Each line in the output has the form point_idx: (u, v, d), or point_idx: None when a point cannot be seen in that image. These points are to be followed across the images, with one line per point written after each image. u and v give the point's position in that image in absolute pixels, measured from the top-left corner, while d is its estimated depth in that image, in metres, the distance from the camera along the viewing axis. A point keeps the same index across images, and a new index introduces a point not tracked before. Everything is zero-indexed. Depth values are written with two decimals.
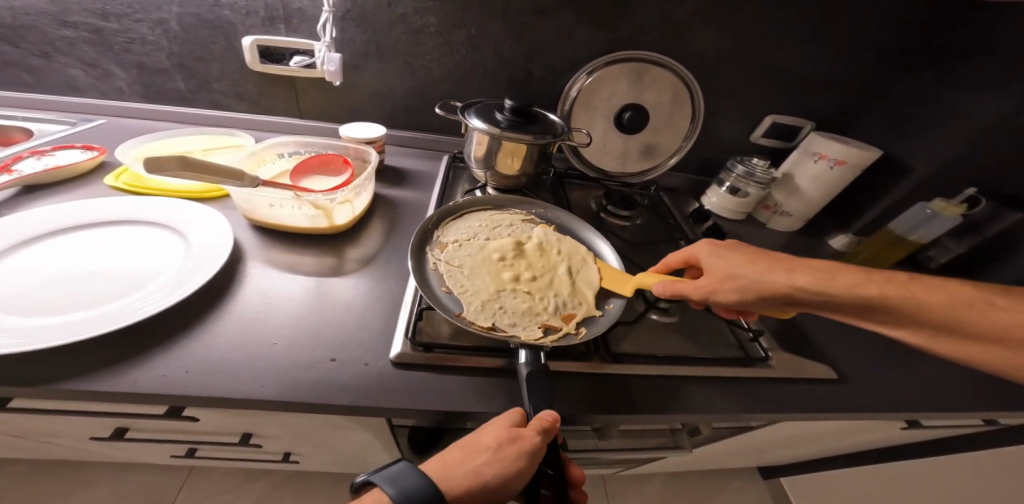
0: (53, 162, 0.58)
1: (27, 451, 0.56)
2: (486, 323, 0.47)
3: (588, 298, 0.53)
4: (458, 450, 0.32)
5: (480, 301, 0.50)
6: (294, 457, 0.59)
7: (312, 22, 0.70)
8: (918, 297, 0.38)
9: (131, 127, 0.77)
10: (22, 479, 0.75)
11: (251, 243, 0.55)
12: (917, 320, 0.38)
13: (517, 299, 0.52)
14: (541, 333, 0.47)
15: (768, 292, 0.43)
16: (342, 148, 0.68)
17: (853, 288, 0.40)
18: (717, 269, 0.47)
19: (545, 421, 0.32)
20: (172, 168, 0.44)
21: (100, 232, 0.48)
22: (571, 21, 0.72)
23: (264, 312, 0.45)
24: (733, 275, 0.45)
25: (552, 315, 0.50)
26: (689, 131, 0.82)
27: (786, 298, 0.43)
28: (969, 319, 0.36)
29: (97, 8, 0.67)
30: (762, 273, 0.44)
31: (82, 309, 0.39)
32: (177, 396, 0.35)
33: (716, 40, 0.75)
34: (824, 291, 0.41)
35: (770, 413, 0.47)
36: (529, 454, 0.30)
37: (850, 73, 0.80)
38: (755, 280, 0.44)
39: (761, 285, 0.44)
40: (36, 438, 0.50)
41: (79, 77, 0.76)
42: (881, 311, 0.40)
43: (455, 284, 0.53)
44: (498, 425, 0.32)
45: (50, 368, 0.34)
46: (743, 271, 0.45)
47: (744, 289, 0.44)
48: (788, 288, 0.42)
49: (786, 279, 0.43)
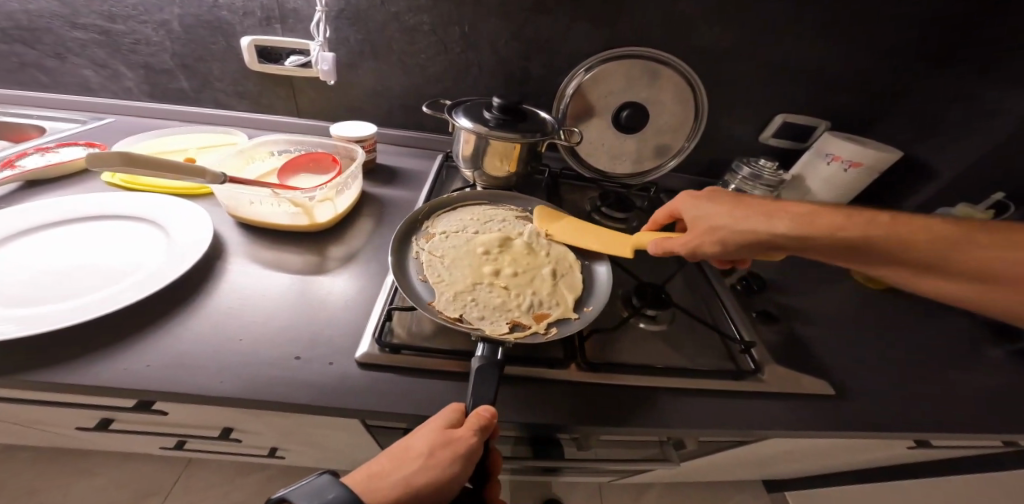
0: (55, 157, 0.60)
1: (26, 437, 0.58)
2: (454, 313, 0.47)
3: (567, 300, 0.52)
4: (388, 457, 0.30)
5: (453, 291, 0.50)
6: (280, 454, 0.59)
7: (307, 22, 0.71)
8: (913, 234, 0.37)
9: (138, 125, 0.80)
10: (33, 466, 0.78)
11: (236, 239, 0.56)
12: (909, 261, 0.38)
13: (491, 293, 0.51)
14: (507, 329, 0.45)
15: (745, 240, 0.45)
16: (332, 146, 0.69)
17: (843, 228, 0.40)
18: (700, 222, 0.48)
19: (483, 418, 0.31)
20: (114, 164, 0.41)
21: (100, 226, 0.51)
22: (566, 18, 0.70)
23: (237, 309, 0.45)
24: (711, 225, 0.47)
25: (524, 313, 0.49)
26: (691, 132, 0.79)
27: (769, 245, 0.44)
28: (963, 260, 0.35)
29: (105, 10, 0.70)
30: (739, 221, 0.45)
31: (56, 303, 0.40)
32: (131, 389, 0.35)
33: (718, 37, 0.72)
34: (808, 233, 0.41)
35: (757, 430, 0.45)
36: (464, 457, 0.29)
37: (866, 70, 0.75)
38: (730, 229, 0.45)
39: (738, 233, 0.45)
40: (31, 426, 0.51)
41: (91, 77, 0.78)
42: (869, 251, 0.39)
43: (433, 274, 0.53)
44: (432, 427, 0.31)
45: (18, 359, 0.35)
46: (723, 223, 0.46)
47: (722, 238, 0.46)
48: (766, 235, 0.43)
49: (766, 225, 0.43)
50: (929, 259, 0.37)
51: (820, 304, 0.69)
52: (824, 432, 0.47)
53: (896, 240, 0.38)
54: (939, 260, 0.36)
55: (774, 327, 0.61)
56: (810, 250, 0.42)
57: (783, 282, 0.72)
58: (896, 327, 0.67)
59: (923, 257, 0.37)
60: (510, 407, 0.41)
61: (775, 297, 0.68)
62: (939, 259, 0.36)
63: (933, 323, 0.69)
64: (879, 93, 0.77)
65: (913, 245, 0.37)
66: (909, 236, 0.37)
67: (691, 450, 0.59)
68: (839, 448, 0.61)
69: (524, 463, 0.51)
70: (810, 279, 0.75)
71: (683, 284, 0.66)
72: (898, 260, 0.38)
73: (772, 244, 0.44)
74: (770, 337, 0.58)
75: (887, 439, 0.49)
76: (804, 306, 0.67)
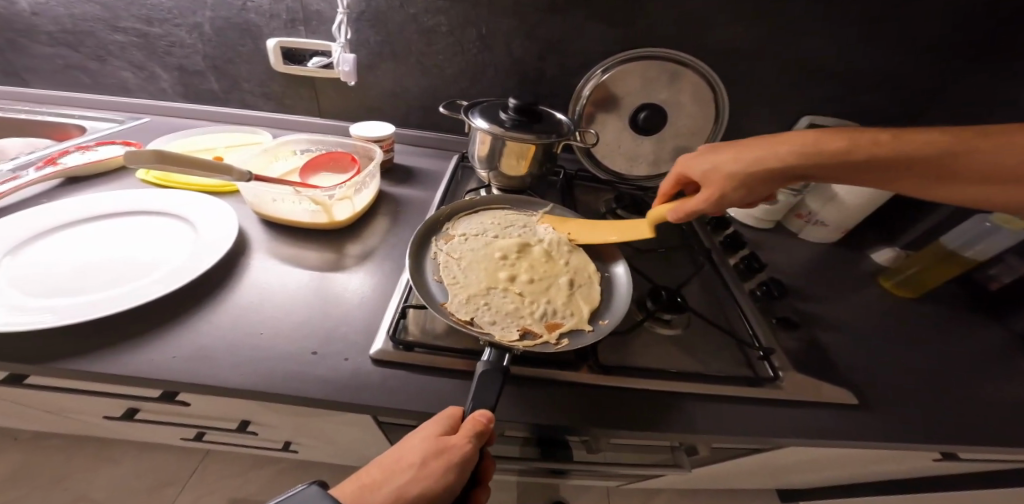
0: (94, 156, 0.64)
1: (61, 422, 0.61)
2: (465, 315, 0.47)
3: (582, 311, 0.51)
4: (379, 469, 0.29)
5: (467, 293, 0.51)
6: (294, 448, 0.60)
7: (329, 24, 0.72)
8: (940, 142, 0.35)
9: (171, 124, 0.83)
10: (65, 452, 0.83)
11: (259, 236, 0.58)
12: (931, 168, 0.36)
13: (505, 298, 0.51)
14: (518, 336, 0.45)
15: (757, 177, 0.43)
16: (352, 146, 0.71)
17: (860, 146, 0.38)
18: (711, 172, 0.46)
19: (478, 423, 0.30)
20: (147, 162, 0.42)
21: (132, 221, 0.54)
22: (583, 18, 0.70)
23: (258, 303, 0.47)
24: (719, 169, 0.45)
25: (536, 321, 0.49)
26: (711, 134, 0.77)
27: (787, 176, 0.42)
28: (985, 164, 0.34)
29: (143, 15, 0.73)
30: (746, 158, 0.43)
31: (91, 293, 0.43)
32: (153, 378, 0.37)
33: (740, 36, 0.70)
34: (826, 153, 0.39)
35: (772, 439, 0.43)
36: (458, 464, 0.28)
37: (900, 69, 0.72)
38: (741, 167, 0.43)
39: (749, 171, 0.43)
40: (67, 413, 0.55)
41: (129, 78, 0.83)
42: (900, 168, 0.37)
43: (448, 275, 0.53)
44: (425, 435, 0.30)
45: (56, 348, 0.38)
46: (734, 168, 0.44)
47: (733, 181, 0.44)
48: (779, 167, 0.41)
49: (779, 154, 0.41)
50: (960, 162, 0.34)
51: (843, 313, 0.66)
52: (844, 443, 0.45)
53: (922, 153, 0.35)
54: (972, 164, 0.34)
55: (794, 336, 0.59)
56: (831, 173, 0.40)
57: (804, 289, 0.69)
58: (925, 339, 0.63)
59: (954, 162, 0.35)
60: (518, 405, 0.42)
61: (795, 304, 0.66)
62: (972, 161, 0.34)
63: (965, 337, 0.66)
64: (913, 93, 0.74)
65: (944, 152, 0.35)
66: (933, 143, 0.35)
67: (702, 458, 0.59)
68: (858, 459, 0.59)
69: (532, 464, 0.51)
70: (834, 286, 0.72)
71: (700, 287, 0.65)
72: (927, 171, 0.36)
73: (786, 174, 0.42)
74: (789, 346, 0.57)
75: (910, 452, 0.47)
76: (826, 314, 0.65)
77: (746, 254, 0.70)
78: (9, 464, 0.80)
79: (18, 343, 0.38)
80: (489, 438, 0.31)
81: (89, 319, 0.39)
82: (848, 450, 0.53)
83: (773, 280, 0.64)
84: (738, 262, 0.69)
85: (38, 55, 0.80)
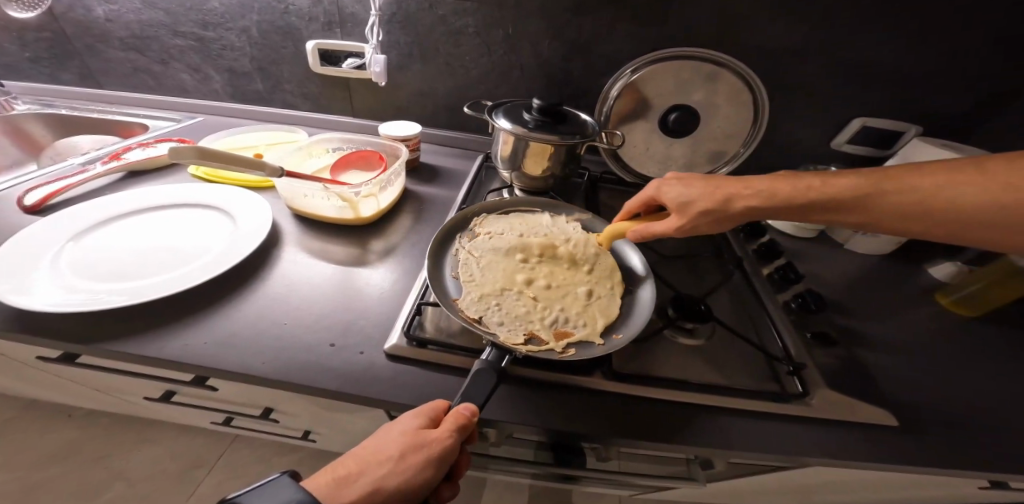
0: (151, 152, 0.70)
1: (108, 400, 0.67)
2: (474, 315, 0.48)
3: (596, 323, 0.49)
4: (355, 462, 0.30)
5: (480, 293, 0.51)
6: (313, 437, 0.63)
7: (362, 26, 0.75)
8: (865, 188, 0.38)
9: (219, 122, 0.89)
10: (112, 428, 0.91)
11: (291, 230, 0.61)
12: (870, 208, 0.38)
13: (518, 301, 0.51)
14: (523, 340, 0.45)
15: (728, 215, 0.45)
16: (380, 145, 0.73)
17: (805, 189, 0.41)
18: (675, 204, 0.47)
19: (460, 417, 0.32)
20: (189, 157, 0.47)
21: (178, 212, 0.59)
22: (614, 18, 0.68)
23: (286, 294, 0.50)
24: (692, 204, 0.46)
25: (546, 327, 0.48)
26: (750, 136, 0.74)
27: (747, 212, 0.44)
28: (938, 201, 0.35)
29: (199, 20, 0.79)
30: (716, 197, 0.44)
31: (137, 279, 0.47)
32: (188, 362, 0.40)
33: (782, 34, 0.66)
34: (785, 199, 0.42)
35: (795, 457, 0.41)
36: (437, 458, 0.30)
37: (967, 66, 0.65)
38: (712, 204, 0.45)
39: (718, 209, 0.44)
40: (114, 391, 0.60)
41: (187, 80, 0.89)
42: (847, 205, 0.39)
43: (465, 273, 0.54)
44: (405, 429, 0.31)
45: (106, 330, 0.42)
46: (697, 202, 0.45)
47: (702, 215, 0.45)
48: (743, 205, 0.44)
49: (737, 196, 0.44)
50: (889, 202, 0.37)
51: (892, 331, 0.60)
52: (877, 468, 0.42)
53: (846, 196, 0.39)
54: (900, 204, 0.37)
55: (830, 353, 0.55)
56: (788, 209, 0.42)
57: (846, 303, 0.64)
58: (987, 364, 0.57)
59: (882, 203, 0.38)
60: (524, 402, 0.42)
61: (835, 319, 0.61)
62: (904, 201, 0.37)
63: None
64: (981, 93, 0.67)
65: (869, 195, 0.38)
66: (865, 189, 0.38)
67: (717, 472, 0.56)
68: (895, 487, 0.55)
69: (547, 468, 0.51)
70: (881, 301, 0.66)
71: (728, 297, 0.62)
72: (862, 212, 0.39)
73: (747, 213, 0.44)
74: (823, 361, 0.53)
75: (952, 477, 0.43)
76: (868, 330, 0.60)
77: (782, 264, 0.66)
78: (63, 436, 0.88)
79: (76, 324, 0.43)
80: (470, 430, 0.32)
81: (132, 305, 0.43)
82: (884, 474, 0.49)
83: (811, 292, 0.60)
84: (774, 272, 0.66)
85: (112, 58, 0.88)
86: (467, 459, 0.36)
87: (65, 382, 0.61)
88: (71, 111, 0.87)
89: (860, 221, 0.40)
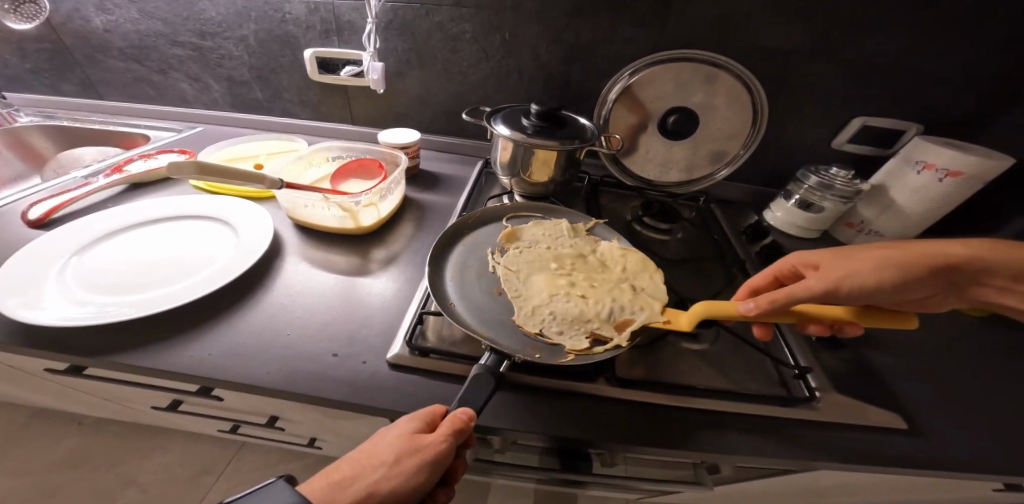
0: (153, 163, 0.71)
1: (113, 408, 0.67)
2: (535, 328, 0.47)
3: (652, 305, 0.48)
4: (350, 465, 0.30)
5: (530, 304, 0.50)
6: (318, 444, 0.63)
7: (360, 34, 0.75)
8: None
9: (220, 131, 0.90)
10: (120, 437, 0.91)
11: (292, 241, 0.61)
12: None
13: (570, 303, 0.50)
14: (588, 344, 0.45)
15: (907, 271, 0.39)
16: (379, 153, 0.73)
17: (979, 258, 0.40)
18: (831, 260, 0.41)
19: (457, 422, 0.32)
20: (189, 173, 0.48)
21: (178, 224, 0.60)
22: (609, 21, 0.68)
23: (289, 304, 0.50)
24: (855, 255, 0.41)
25: (604, 323, 0.47)
26: (750, 138, 0.73)
27: (924, 271, 0.39)
28: None
29: (197, 29, 0.79)
30: (883, 250, 0.41)
31: (142, 291, 0.48)
32: (194, 376, 0.40)
33: (780, 35, 0.66)
34: (968, 264, 0.40)
35: (801, 461, 0.41)
36: (432, 462, 0.30)
37: (970, 64, 0.64)
38: (886, 255, 0.40)
39: (895, 261, 0.39)
40: (121, 400, 0.60)
41: (186, 89, 0.90)
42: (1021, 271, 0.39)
43: (508, 289, 0.53)
44: (399, 433, 0.31)
45: (112, 342, 0.43)
46: (866, 253, 0.40)
47: (893, 271, 0.39)
48: (922, 264, 0.39)
49: (922, 256, 0.39)
50: None
51: (900, 332, 0.60)
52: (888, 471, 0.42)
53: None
54: None
55: (837, 355, 0.54)
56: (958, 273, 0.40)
57: None
58: (995, 366, 0.57)
59: None
60: (528, 411, 0.41)
61: None
62: None
63: None
64: (983, 91, 0.67)
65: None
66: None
67: (723, 477, 0.55)
68: (903, 490, 0.55)
69: (553, 475, 0.50)
70: None
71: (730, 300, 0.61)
72: None
73: (923, 272, 0.39)
74: (830, 364, 0.52)
75: (964, 479, 0.43)
76: (876, 331, 0.59)
77: None
78: (69, 445, 0.88)
79: (82, 337, 0.43)
80: (468, 435, 0.33)
81: (138, 318, 0.43)
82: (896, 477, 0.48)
83: None
84: None
85: (112, 68, 0.89)
86: (462, 463, 0.36)
87: (72, 392, 0.62)
88: (73, 123, 0.88)
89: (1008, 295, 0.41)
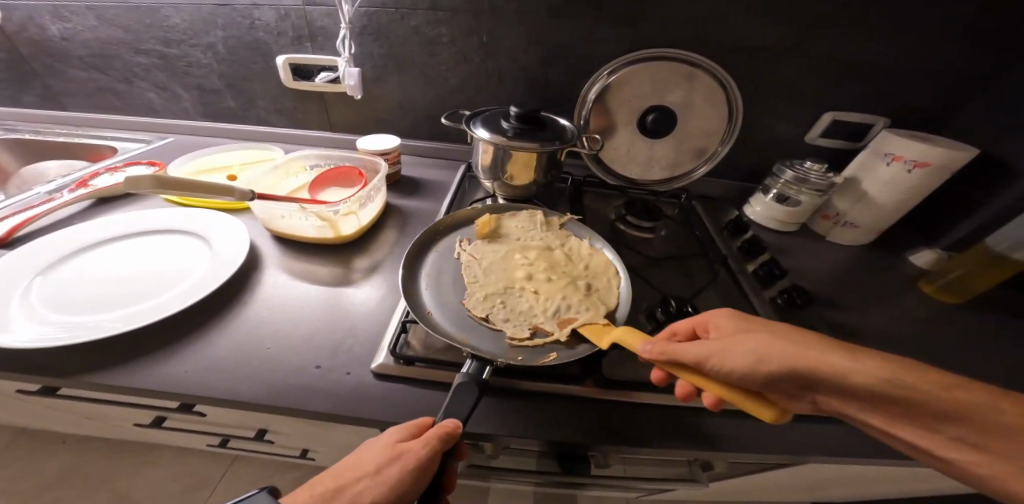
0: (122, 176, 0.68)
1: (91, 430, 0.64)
2: (482, 312, 0.49)
3: (598, 307, 0.49)
4: (335, 476, 0.30)
5: (485, 292, 0.52)
6: (311, 455, 0.61)
7: (334, 39, 0.74)
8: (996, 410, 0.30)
9: (192, 141, 0.87)
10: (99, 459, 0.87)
11: (271, 252, 0.59)
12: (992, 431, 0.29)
13: (520, 298, 0.52)
14: (528, 334, 0.47)
15: (789, 366, 0.33)
16: (358, 159, 0.72)
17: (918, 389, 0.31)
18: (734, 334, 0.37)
19: (444, 430, 0.31)
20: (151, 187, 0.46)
21: (149, 238, 0.57)
22: (585, 23, 0.68)
23: (268, 317, 0.48)
24: (762, 340, 0.35)
25: (548, 318, 0.49)
26: (725, 136, 0.75)
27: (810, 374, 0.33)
28: None
29: (162, 37, 0.77)
30: (791, 344, 0.34)
31: (112, 310, 0.46)
32: (171, 393, 0.39)
33: (752, 34, 0.67)
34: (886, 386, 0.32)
35: (793, 452, 0.41)
36: (416, 469, 0.29)
37: (931, 58, 0.67)
38: (788, 351, 0.34)
39: (788, 355, 0.33)
40: (99, 419, 0.58)
41: (154, 99, 0.87)
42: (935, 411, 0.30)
43: (469, 274, 0.55)
44: (383, 443, 0.31)
45: (82, 363, 0.40)
46: (775, 340, 0.35)
47: (766, 363, 0.34)
48: (825, 366, 0.33)
49: (852, 365, 0.33)
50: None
51: (880, 319, 0.62)
52: (877, 456, 0.43)
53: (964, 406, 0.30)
54: None
55: None
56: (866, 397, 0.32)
57: (833, 294, 0.65)
58: (970, 347, 0.59)
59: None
60: (519, 416, 0.41)
61: (822, 312, 0.62)
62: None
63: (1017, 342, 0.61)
64: (944, 85, 0.69)
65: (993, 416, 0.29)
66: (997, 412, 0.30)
67: (719, 472, 0.56)
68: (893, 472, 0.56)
69: (553, 478, 0.51)
70: (868, 290, 0.68)
71: (716, 295, 0.62)
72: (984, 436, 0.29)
73: (806, 376, 0.33)
74: None
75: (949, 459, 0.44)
76: (857, 319, 0.61)
77: (766, 260, 0.66)
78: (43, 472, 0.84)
79: (50, 358, 0.41)
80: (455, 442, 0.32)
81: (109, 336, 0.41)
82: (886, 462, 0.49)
83: (796, 287, 0.61)
84: (759, 268, 0.65)
85: (73, 78, 0.85)
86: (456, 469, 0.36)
87: (45, 410, 0.58)
88: (35, 135, 0.84)
89: (982, 458, 0.30)
